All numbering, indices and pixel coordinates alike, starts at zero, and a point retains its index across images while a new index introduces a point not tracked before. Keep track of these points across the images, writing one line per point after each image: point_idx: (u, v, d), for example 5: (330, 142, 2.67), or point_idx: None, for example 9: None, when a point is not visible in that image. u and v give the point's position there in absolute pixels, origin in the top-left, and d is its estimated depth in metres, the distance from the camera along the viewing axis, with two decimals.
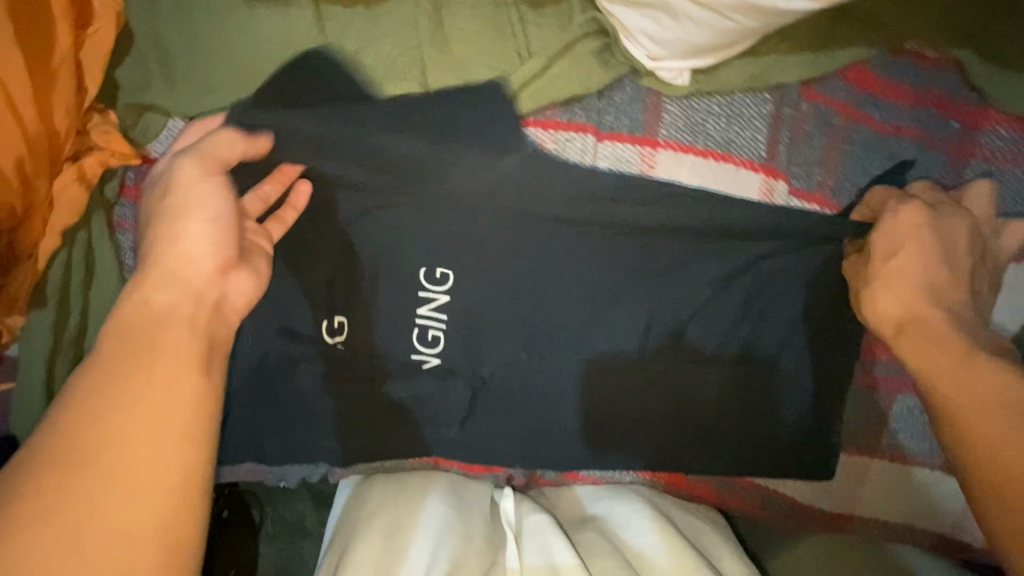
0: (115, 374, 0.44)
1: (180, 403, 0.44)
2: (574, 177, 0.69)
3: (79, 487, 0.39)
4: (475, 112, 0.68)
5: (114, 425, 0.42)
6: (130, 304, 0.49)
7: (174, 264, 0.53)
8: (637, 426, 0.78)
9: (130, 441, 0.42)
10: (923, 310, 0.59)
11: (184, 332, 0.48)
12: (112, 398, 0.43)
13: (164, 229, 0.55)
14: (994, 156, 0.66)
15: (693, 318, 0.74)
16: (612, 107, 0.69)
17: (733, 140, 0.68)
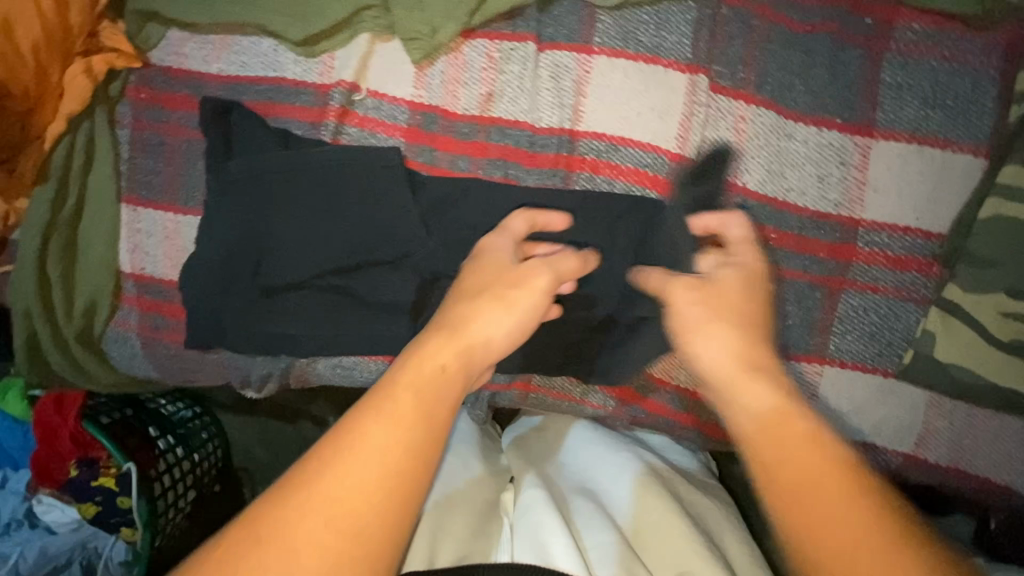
0: (360, 416, 0.50)
1: (392, 452, 0.48)
2: (518, 82, 0.77)
3: (322, 502, 0.45)
4: (426, 21, 0.76)
5: (351, 460, 0.47)
6: (413, 361, 0.55)
7: (474, 336, 0.59)
8: (589, 329, 0.78)
9: (361, 471, 0.47)
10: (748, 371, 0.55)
11: (437, 393, 0.53)
12: (360, 438, 0.48)
13: (485, 297, 0.61)
14: (908, 49, 0.71)
15: (638, 216, 0.75)
16: (552, 19, 0.76)
17: (661, 43, 0.75)
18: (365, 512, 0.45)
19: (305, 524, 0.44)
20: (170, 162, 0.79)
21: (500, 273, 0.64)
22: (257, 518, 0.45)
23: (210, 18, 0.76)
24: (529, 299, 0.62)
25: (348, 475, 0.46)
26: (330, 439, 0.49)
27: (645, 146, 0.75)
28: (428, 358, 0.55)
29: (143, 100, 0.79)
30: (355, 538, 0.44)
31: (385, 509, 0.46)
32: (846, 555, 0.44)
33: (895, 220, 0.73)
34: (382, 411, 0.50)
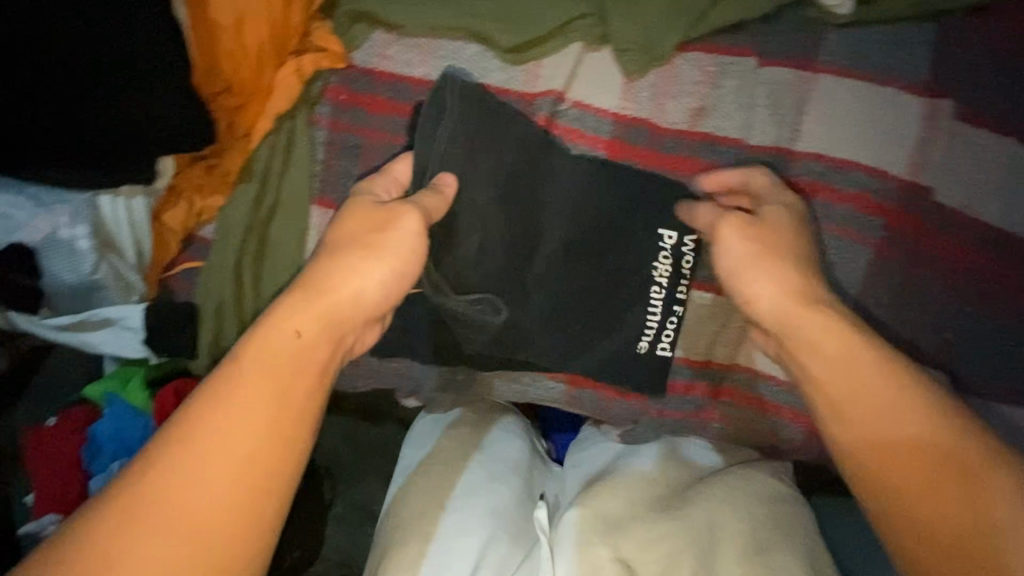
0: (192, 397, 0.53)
1: (240, 420, 0.52)
2: (735, 98, 0.74)
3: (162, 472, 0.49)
4: (644, 31, 0.73)
5: (191, 436, 0.51)
6: (266, 331, 0.56)
7: (337, 297, 0.60)
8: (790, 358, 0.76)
9: (206, 440, 0.51)
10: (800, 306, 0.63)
11: (285, 368, 0.55)
12: (207, 420, 0.51)
13: (350, 258, 0.62)
14: None
15: (847, 244, 0.73)
16: (776, 35, 0.73)
17: (896, 65, 0.71)
18: (219, 476, 0.50)
19: (185, 485, 0.49)
20: (367, 166, 0.78)
21: (367, 228, 0.63)
22: (124, 496, 0.48)
23: (423, 21, 0.75)
24: (401, 241, 0.63)
25: (196, 457, 0.50)
26: (190, 417, 0.52)
27: (870, 169, 0.72)
28: (270, 336, 0.56)
29: (343, 101, 0.77)
30: (203, 513, 0.49)
31: (239, 469, 0.50)
32: (915, 496, 0.53)
33: None
34: (221, 392, 0.53)
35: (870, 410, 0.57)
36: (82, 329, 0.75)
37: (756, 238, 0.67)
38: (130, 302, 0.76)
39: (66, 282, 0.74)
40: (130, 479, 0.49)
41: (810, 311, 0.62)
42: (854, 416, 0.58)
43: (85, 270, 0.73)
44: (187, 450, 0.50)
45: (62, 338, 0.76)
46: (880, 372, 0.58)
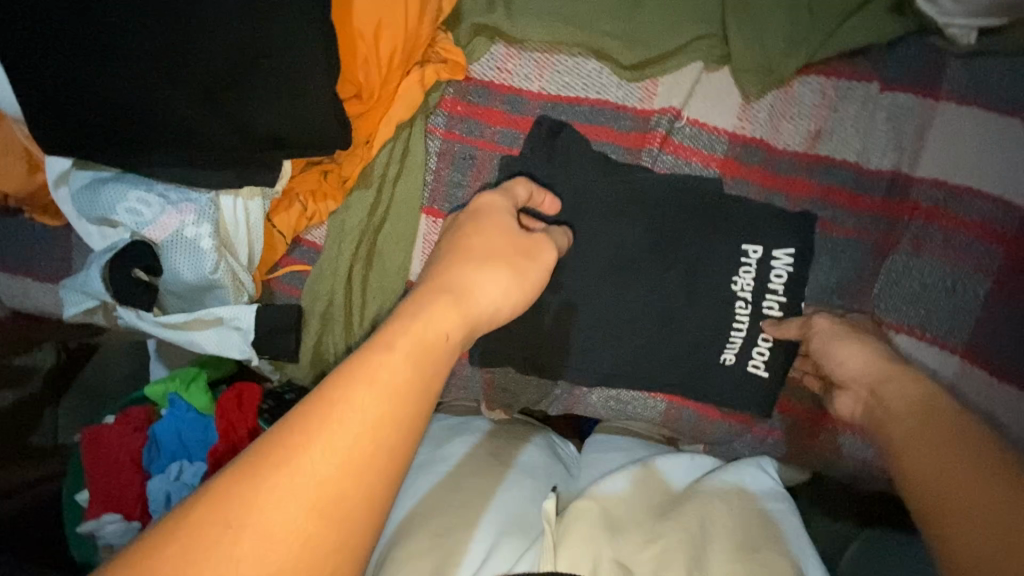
0: (338, 375, 0.40)
1: (394, 411, 0.40)
2: (854, 124, 0.75)
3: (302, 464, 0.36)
4: (766, 53, 0.74)
5: (343, 418, 0.38)
6: (418, 321, 0.46)
7: (476, 307, 0.51)
8: None
9: (359, 428, 0.38)
10: (887, 372, 0.63)
11: (438, 366, 0.45)
12: (364, 403, 0.39)
13: (481, 268, 0.54)
14: None
15: (960, 275, 0.73)
16: (897, 62, 0.74)
17: (1023, 94, 0.71)
18: (360, 477, 0.38)
19: (320, 483, 0.36)
20: (478, 176, 0.78)
21: (517, 238, 0.59)
22: (256, 471, 0.35)
23: (544, 35, 0.76)
24: (533, 275, 0.58)
25: (347, 447, 0.38)
26: (342, 394, 0.39)
27: (990, 198, 0.72)
28: (428, 321, 0.46)
29: (459, 112, 0.78)
30: (349, 522, 0.37)
31: (384, 471, 0.39)
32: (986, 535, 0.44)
33: None
34: (380, 375, 0.41)
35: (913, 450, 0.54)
36: (189, 326, 0.76)
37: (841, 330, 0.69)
38: (241, 304, 0.76)
39: (184, 280, 0.74)
40: (245, 466, 0.36)
41: (889, 365, 0.64)
42: (909, 456, 0.54)
43: (205, 270, 0.73)
44: (336, 435, 0.37)
45: (170, 336, 0.77)
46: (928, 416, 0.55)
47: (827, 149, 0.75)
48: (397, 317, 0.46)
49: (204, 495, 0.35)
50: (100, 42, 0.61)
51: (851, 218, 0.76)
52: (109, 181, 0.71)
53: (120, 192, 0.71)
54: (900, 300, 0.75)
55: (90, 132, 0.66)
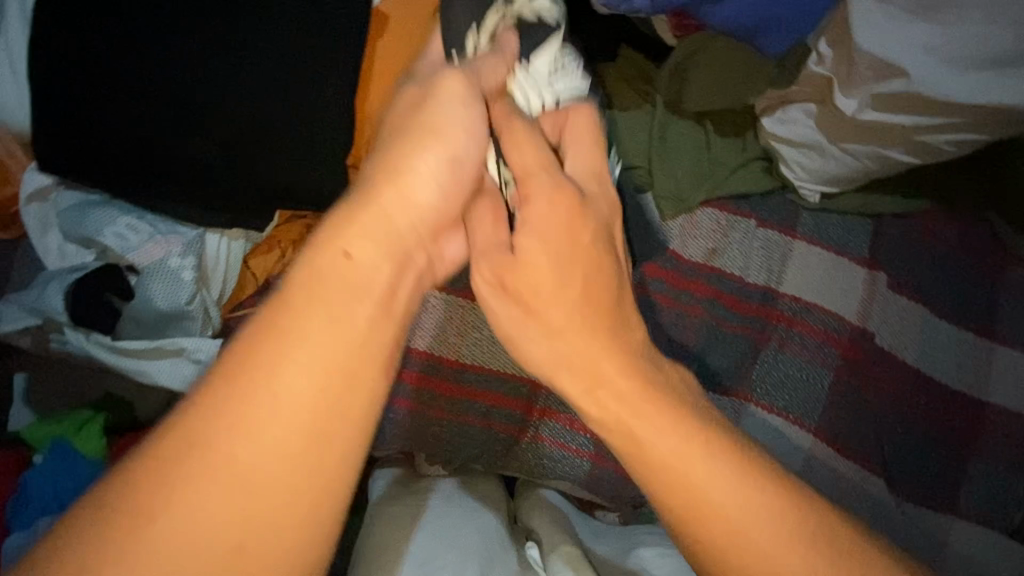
0: (244, 336, 0.47)
1: (303, 359, 0.46)
2: (740, 247, 0.98)
3: (222, 419, 0.44)
4: (678, 187, 0.98)
5: (250, 372, 0.45)
6: (324, 255, 0.51)
7: (396, 188, 0.56)
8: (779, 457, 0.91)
9: (268, 382, 0.45)
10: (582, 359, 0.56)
11: (352, 309, 0.50)
12: (287, 358, 0.46)
13: (401, 145, 0.57)
14: (1013, 283, 0.99)
15: (814, 370, 0.95)
16: (767, 207, 1.01)
17: (847, 242, 1.00)
18: (281, 423, 0.45)
19: (244, 434, 0.44)
20: None
21: (404, 114, 0.59)
22: (191, 436, 0.43)
23: None
24: (448, 120, 0.59)
25: (278, 397, 0.45)
26: (256, 351, 0.46)
27: (831, 313, 0.97)
28: (325, 262, 0.50)
29: None
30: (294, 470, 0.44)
31: (309, 419, 0.45)
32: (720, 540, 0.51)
33: (1015, 407, 0.95)
34: (282, 327, 0.47)
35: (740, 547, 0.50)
36: (147, 355, 0.76)
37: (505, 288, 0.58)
38: (205, 336, 0.78)
39: (155, 307, 0.77)
40: (179, 426, 0.44)
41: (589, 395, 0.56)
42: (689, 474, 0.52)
43: (180, 298, 0.77)
44: (246, 390, 0.45)
45: (122, 364, 0.76)
46: (736, 478, 0.51)
47: (720, 261, 0.98)
48: (293, 265, 0.51)
49: (148, 458, 0.43)
50: (129, 77, 0.70)
51: (735, 315, 0.96)
52: (100, 205, 0.76)
53: (109, 218, 0.76)
54: (773, 386, 0.94)
55: (105, 160, 0.72)
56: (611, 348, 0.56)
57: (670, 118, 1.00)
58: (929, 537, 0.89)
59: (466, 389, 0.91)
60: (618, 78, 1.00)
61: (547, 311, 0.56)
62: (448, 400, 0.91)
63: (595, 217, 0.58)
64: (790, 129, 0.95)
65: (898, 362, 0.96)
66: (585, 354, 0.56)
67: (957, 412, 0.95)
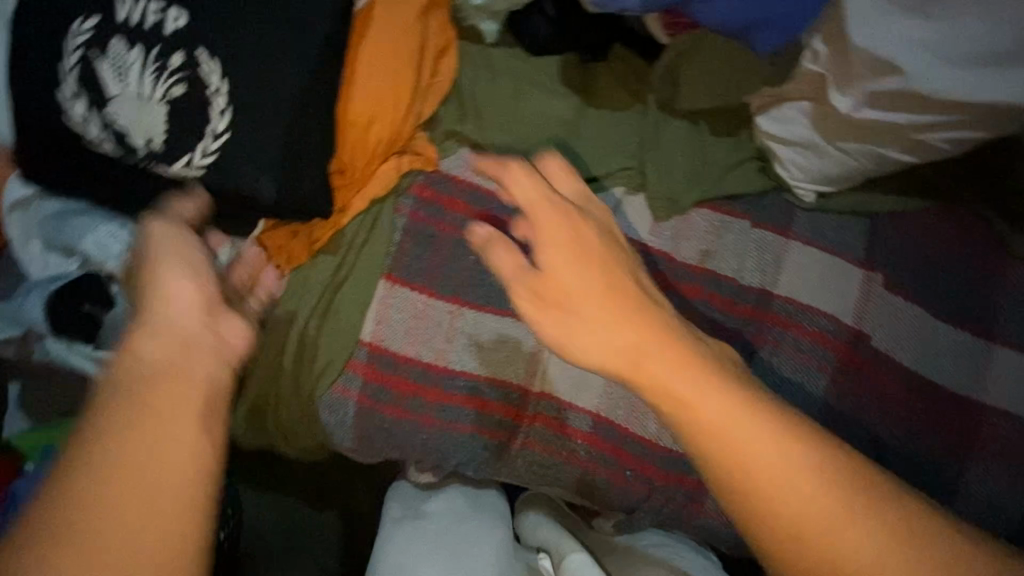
0: (96, 437, 0.48)
1: (169, 440, 0.50)
2: (732, 248, 0.97)
3: (69, 518, 0.45)
4: (670, 187, 0.96)
5: (115, 466, 0.47)
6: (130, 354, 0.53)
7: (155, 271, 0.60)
8: None
9: (134, 462, 0.48)
10: (645, 350, 0.56)
11: (188, 389, 0.53)
12: (152, 435, 0.49)
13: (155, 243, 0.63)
14: (1014, 283, 0.97)
15: (808, 372, 0.93)
16: (761, 207, 0.99)
17: (842, 242, 0.98)
18: (157, 496, 0.47)
19: (113, 522, 0.46)
20: (436, 253, 0.88)
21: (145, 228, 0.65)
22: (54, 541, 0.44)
23: (504, 147, 0.93)
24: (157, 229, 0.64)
25: (113, 476, 0.47)
26: (124, 456, 0.48)
27: (827, 314, 0.95)
28: (144, 364, 0.53)
29: (427, 197, 0.90)
30: (173, 503, 0.48)
31: (182, 487, 0.49)
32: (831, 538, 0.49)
33: (1013, 409, 0.93)
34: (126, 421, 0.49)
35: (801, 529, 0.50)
36: None
37: (553, 313, 0.60)
38: None
39: None
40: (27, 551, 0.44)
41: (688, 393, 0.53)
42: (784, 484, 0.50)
43: None
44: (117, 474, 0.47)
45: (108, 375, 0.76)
46: (792, 447, 0.51)
47: (712, 263, 0.97)
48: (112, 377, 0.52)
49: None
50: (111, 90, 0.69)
51: (727, 316, 0.95)
52: (81, 214, 0.76)
53: (88, 226, 0.75)
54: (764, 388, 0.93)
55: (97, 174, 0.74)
56: (663, 335, 0.57)
57: (664, 117, 0.98)
58: None
59: (457, 396, 0.88)
60: (609, 78, 0.99)
61: (613, 341, 0.57)
62: (439, 408, 0.88)
63: (598, 223, 0.66)
64: (785, 127, 0.93)
65: (892, 365, 0.94)
66: (618, 359, 0.57)
67: (954, 413, 0.93)
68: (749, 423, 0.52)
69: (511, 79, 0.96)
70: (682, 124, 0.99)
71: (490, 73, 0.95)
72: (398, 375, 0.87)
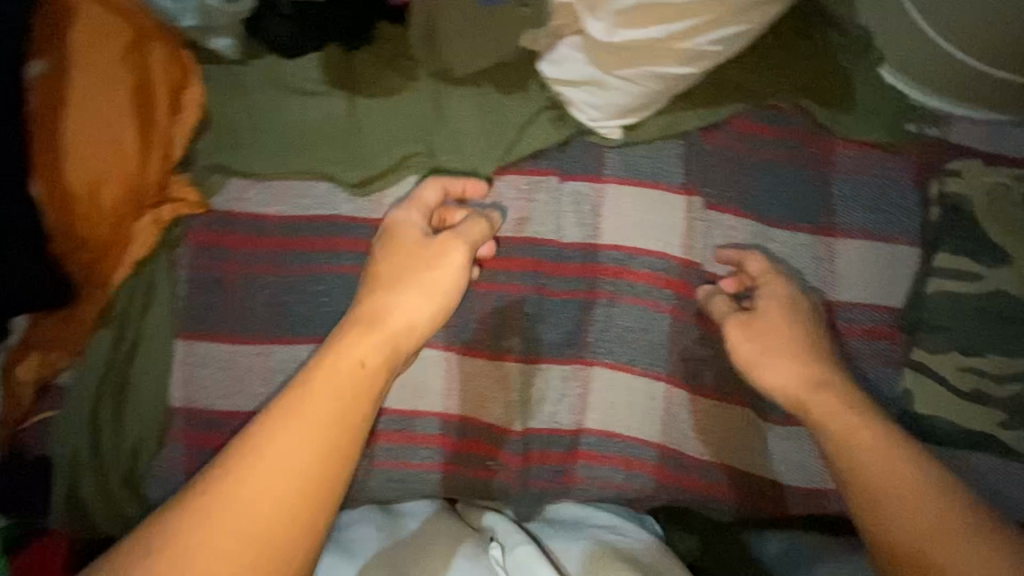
0: (282, 432, 0.63)
1: (302, 445, 0.62)
2: (546, 210, 0.92)
3: (191, 529, 0.59)
4: (464, 162, 0.90)
5: (249, 465, 0.61)
6: (353, 357, 0.69)
7: (384, 314, 0.74)
8: (628, 411, 0.92)
9: (264, 470, 0.61)
10: (813, 380, 0.75)
11: (358, 404, 0.66)
12: (258, 444, 0.62)
13: (414, 273, 0.77)
14: (848, 169, 0.91)
15: (646, 317, 0.91)
16: (568, 158, 0.93)
17: (659, 173, 0.92)
18: (265, 503, 0.60)
19: (220, 530, 0.58)
20: (231, 298, 0.85)
21: (434, 245, 0.79)
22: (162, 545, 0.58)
23: (275, 168, 0.87)
24: (444, 273, 0.77)
25: (259, 465, 0.61)
26: (248, 447, 0.62)
27: (656, 253, 0.91)
28: (339, 364, 0.68)
29: (205, 241, 0.85)
30: (300, 497, 0.61)
31: (289, 496, 0.60)
32: (926, 515, 0.62)
33: (867, 300, 0.89)
34: (302, 416, 0.64)
35: (895, 493, 0.64)
36: None
37: (758, 341, 0.79)
38: None
39: None
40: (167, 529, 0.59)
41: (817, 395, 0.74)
42: (860, 460, 0.68)
43: None
44: (244, 481, 0.60)
45: None
46: (917, 460, 0.66)
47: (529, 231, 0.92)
48: (324, 359, 0.69)
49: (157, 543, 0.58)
50: None
51: (557, 279, 0.92)
52: None
53: None
54: (604, 345, 0.92)
55: None
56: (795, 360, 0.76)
57: (443, 87, 0.91)
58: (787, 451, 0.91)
59: None
60: (373, 62, 0.91)
61: (767, 372, 0.77)
62: None
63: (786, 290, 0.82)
64: (565, 69, 0.87)
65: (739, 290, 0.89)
66: (796, 378, 0.75)
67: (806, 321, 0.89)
68: (860, 427, 0.70)
69: (269, 92, 0.89)
70: (466, 91, 0.91)
71: (242, 90, 0.88)
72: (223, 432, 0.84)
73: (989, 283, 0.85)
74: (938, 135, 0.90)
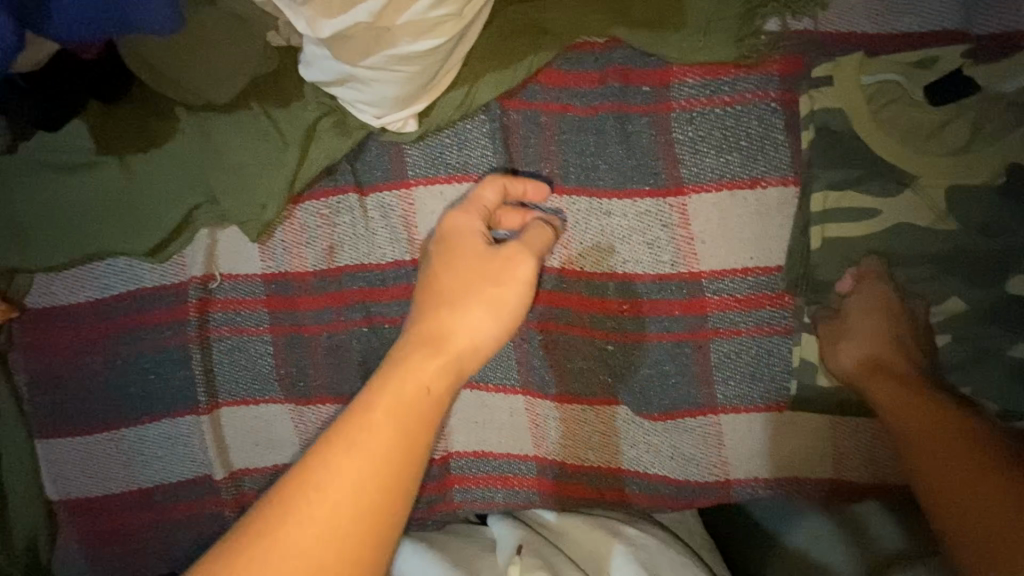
0: (325, 458, 0.52)
1: (354, 487, 0.51)
2: (354, 232, 0.83)
3: (292, 543, 0.48)
4: (253, 200, 0.81)
5: (314, 504, 0.50)
6: (399, 377, 0.56)
7: (507, 295, 0.62)
8: (494, 427, 0.83)
9: (333, 504, 0.50)
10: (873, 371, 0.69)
11: (418, 427, 0.55)
12: (334, 467, 0.51)
13: (483, 265, 0.63)
14: (691, 103, 0.72)
15: None
16: (367, 166, 0.82)
17: (467, 161, 0.79)
18: (327, 563, 0.48)
19: (304, 556, 0.48)
20: (70, 391, 0.86)
21: (494, 248, 0.64)
22: None
23: (69, 256, 0.83)
24: (511, 290, 0.62)
25: (317, 507, 0.50)
26: (318, 481, 0.51)
27: None
28: (410, 378, 0.56)
29: (31, 343, 0.86)
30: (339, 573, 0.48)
31: (349, 547, 0.49)
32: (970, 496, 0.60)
33: (738, 262, 0.73)
34: (363, 444, 0.52)
35: (949, 463, 0.62)
36: None
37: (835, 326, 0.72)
38: None
39: None
40: (259, 530, 0.49)
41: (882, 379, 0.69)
42: (918, 436, 0.65)
43: None
44: (308, 513, 0.49)
45: None
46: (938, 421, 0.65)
47: (345, 258, 0.83)
48: (386, 376, 0.57)
49: None
50: None
51: (387, 304, 0.83)
52: None
53: None
54: None
55: None
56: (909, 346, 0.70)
57: (209, 118, 0.80)
58: (679, 443, 0.79)
59: (165, 510, 0.87)
60: (125, 111, 0.80)
61: (844, 357, 0.71)
62: (155, 526, 0.87)
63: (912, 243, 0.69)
64: (316, 70, 0.71)
65: (577, 277, 0.77)
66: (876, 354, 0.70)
67: (668, 297, 0.76)
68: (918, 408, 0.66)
69: (36, 175, 0.81)
70: (236, 117, 0.79)
71: (11, 181, 0.82)
72: (101, 516, 0.88)
73: (888, 218, 0.69)
74: (811, 27, 0.70)
